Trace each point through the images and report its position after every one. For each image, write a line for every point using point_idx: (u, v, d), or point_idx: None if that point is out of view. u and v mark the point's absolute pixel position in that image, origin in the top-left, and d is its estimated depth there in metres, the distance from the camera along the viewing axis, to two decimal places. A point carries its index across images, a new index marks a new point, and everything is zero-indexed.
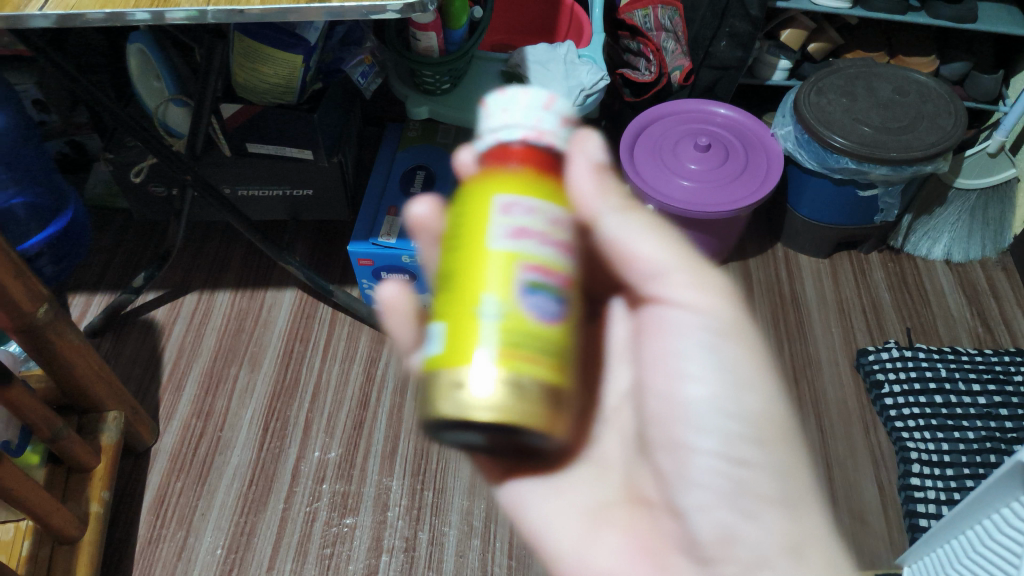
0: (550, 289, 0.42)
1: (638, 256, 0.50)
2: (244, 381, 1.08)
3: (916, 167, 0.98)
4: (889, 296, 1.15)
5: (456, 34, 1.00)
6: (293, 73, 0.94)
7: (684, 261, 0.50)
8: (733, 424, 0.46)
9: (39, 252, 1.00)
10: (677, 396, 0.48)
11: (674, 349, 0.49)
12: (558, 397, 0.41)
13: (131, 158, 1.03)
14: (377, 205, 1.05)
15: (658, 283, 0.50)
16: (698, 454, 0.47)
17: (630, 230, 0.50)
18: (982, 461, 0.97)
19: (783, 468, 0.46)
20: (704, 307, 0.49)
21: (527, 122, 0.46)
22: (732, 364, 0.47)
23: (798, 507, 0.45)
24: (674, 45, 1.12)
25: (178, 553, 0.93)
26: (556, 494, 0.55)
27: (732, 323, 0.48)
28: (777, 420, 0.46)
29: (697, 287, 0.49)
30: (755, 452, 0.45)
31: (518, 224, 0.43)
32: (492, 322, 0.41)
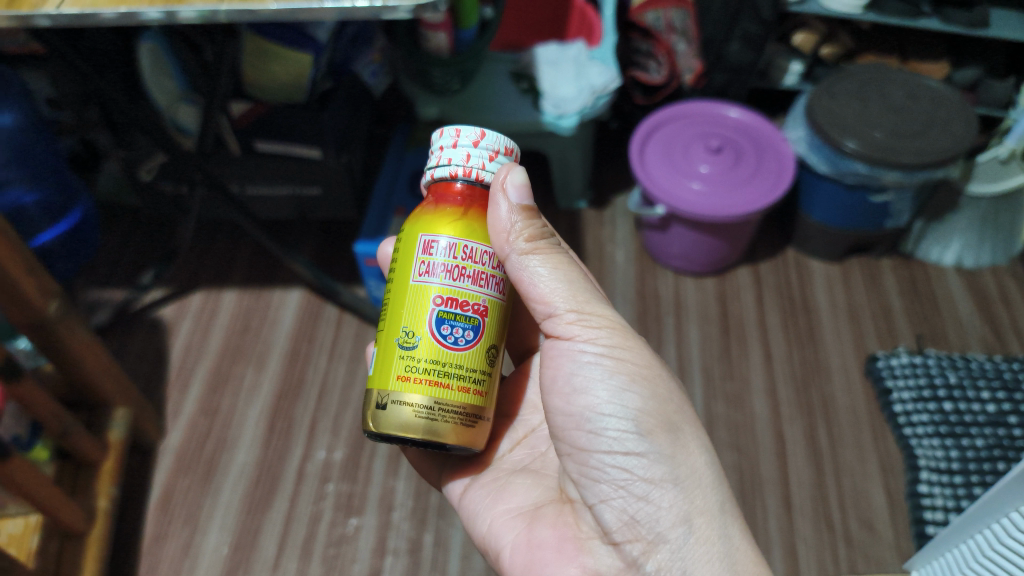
0: (462, 321, 0.50)
1: (539, 292, 0.53)
2: (251, 380, 1.07)
3: (927, 172, 0.97)
4: (899, 302, 1.15)
5: (466, 33, 0.99)
6: (302, 74, 0.94)
7: (578, 295, 0.54)
8: (628, 425, 0.51)
9: (50, 248, 1.00)
10: (585, 407, 0.52)
11: (577, 367, 0.53)
12: (473, 414, 0.51)
13: (142, 155, 1.03)
14: (386, 205, 1.05)
15: (554, 318, 0.54)
16: (594, 455, 0.52)
17: (540, 269, 0.53)
18: (991, 469, 0.96)
19: (669, 455, 0.51)
20: (599, 332, 0.53)
21: (458, 158, 0.50)
22: (624, 379, 0.52)
23: (685, 485, 0.51)
24: (686, 47, 1.17)
25: (183, 552, 0.92)
26: (497, 503, 0.62)
27: (623, 340, 0.54)
28: (666, 413, 0.52)
29: (585, 315, 0.54)
30: (641, 445, 0.51)
31: (434, 265, 0.50)
32: (414, 356, 0.50)
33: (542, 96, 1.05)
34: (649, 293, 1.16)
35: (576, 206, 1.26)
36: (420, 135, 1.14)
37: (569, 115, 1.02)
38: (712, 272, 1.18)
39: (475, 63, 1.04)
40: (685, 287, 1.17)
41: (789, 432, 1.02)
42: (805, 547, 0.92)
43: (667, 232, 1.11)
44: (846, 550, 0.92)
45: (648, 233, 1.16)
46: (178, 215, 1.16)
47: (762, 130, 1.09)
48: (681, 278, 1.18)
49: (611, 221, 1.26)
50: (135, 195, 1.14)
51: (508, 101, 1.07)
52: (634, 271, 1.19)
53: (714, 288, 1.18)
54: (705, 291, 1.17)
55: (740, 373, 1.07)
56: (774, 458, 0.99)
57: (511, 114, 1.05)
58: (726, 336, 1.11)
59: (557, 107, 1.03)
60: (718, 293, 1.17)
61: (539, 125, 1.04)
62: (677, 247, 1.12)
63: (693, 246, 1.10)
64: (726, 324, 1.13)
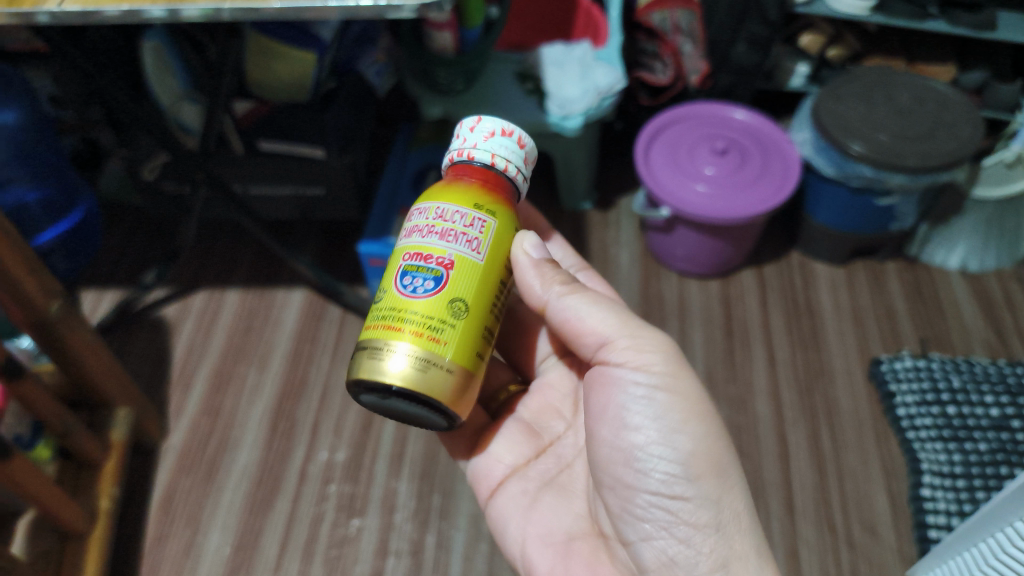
0: (423, 272, 0.50)
1: (587, 326, 0.59)
2: (253, 380, 1.07)
3: (933, 175, 0.96)
4: (903, 305, 1.15)
5: (472, 32, 0.98)
6: (307, 74, 0.93)
7: (627, 324, 0.59)
8: (676, 468, 0.55)
9: (52, 247, 1.00)
10: (635, 447, 0.57)
11: (627, 403, 0.57)
12: (442, 365, 0.48)
13: (144, 154, 1.02)
14: (390, 205, 1.04)
15: (609, 348, 0.59)
16: (640, 493, 0.57)
17: (583, 306, 0.59)
18: (994, 473, 0.95)
19: (714, 500, 0.55)
20: (653, 368, 0.57)
21: (457, 142, 0.55)
22: (675, 423, 0.56)
23: (727, 530, 0.55)
24: (691, 49, 1.14)
25: (185, 552, 0.92)
26: (531, 515, 0.66)
27: (674, 380, 0.57)
28: (715, 458, 0.55)
29: (638, 349, 0.57)
30: (687, 489, 0.55)
31: (416, 229, 0.53)
32: (387, 308, 0.50)
33: (547, 97, 1.05)
34: (653, 295, 1.16)
35: (581, 207, 1.26)
36: (424, 135, 1.13)
37: (574, 116, 1.02)
38: (716, 274, 1.17)
39: (479, 63, 1.03)
40: (689, 289, 1.17)
41: (793, 435, 1.01)
42: (807, 550, 0.92)
43: (672, 233, 1.10)
44: (849, 554, 0.91)
45: (652, 235, 1.16)
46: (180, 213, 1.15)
47: (768, 132, 1.09)
48: (685, 280, 1.18)
49: (616, 222, 1.25)
50: (138, 194, 1.14)
51: (513, 101, 1.07)
52: (638, 273, 1.19)
53: (718, 290, 1.17)
54: (709, 293, 1.17)
55: (743, 376, 1.07)
56: (777, 461, 0.99)
57: (515, 114, 1.04)
58: (730, 339, 1.11)
59: (562, 108, 1.02)
60: (723, 296, 1.16)
61: (543, 125, 1.04)
62: (682, 249, 1.12)
63: (697, 248, 1.10)
64: (730, 327, 1.13)
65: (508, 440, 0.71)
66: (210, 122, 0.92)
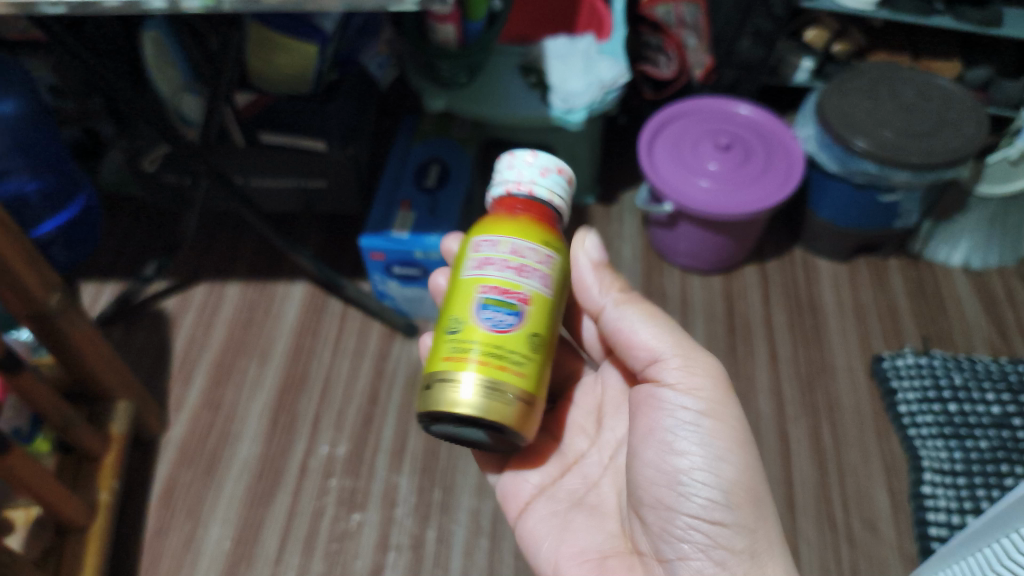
0: (503, 307, 0.51)
1: (642, 343, 0.59)
2: (254, 374, 1.07)
3: (938, 173, 0.96)
4: (905, 302, 1.15)
5: (474, 25, 0.97)
6: (308, 66, 0.94)
7: (684, 346, 0.58)
8: (717, 495, 0.55)
9: (52, 238, 0.99)
10: (680, 470, 0.56)
11: (674, 428, 0.57)
12: (521, 399, 0.51)
13: (144, 145, 1.01)
14: (391, 199, 1.04)
15: (660, 364, 0.58)
16: (680, 515, 0.56)
17: (636, 320, 0.59)
18: (995, 471, 0.95)
19: (750, 529, 0.55)
20: (700, 393, 0.57)
21: (512, 177, 0.56)
22: (719, 450, 0.56)
23: (761, 557, 0.55)
24: (695, 41, 1.17)
25: (185, 545, 0.92)
26: (564, 536, 0.64)
27: (722, 408, 0.56)
28: (754, 486, 0.55)
29: (689, 373, 0.57)
30: (726, 516, 0.55)
31: (492, 260, 0.52)
32: (462, 342, 0.51)
33: (550, 90, 1.04)
34: (655, 290, 1.16)
35: (583, 201, 1.26)
36: (426, 128, 1.13)
37: (578, 110, 1.01)
38: (719, 270, 1.17)
39: (483, 55, 1.02)
40: (691, 285, 1.17)
41: (794, 432, 1.01)
42: (808, 546, 0.92)
43: (675, 229, 1.10)
44: (849, 550, 0.91)
45: (654, 230, 1.16)
46: (180, 205, 1.15)
47: (773, 127, 1.08)
48: (688, 275, 1.18)
49: (618, 216, 1.25)
50: (137, 185, 1.13)
51: (515, 94, 1.06)
52: (640, 268, 1.19)
53: (720, 285, 1.17)
54: (712, 289, 1.16)
55: (745, 372, 1.07)
56: (777, 457, 0.99)
57: (517, 108, 1.04)
58: (731, 335, 1.11)
59: (565, 103, 1.02)
60: (725, 292, 1.16)
61: (546, 119, 1.03)
62: (685, 245, 1.12)
63: (700, 244, 1.10)
64: (732, 322, 1.12)
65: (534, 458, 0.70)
66: (211, 114, 0.91)
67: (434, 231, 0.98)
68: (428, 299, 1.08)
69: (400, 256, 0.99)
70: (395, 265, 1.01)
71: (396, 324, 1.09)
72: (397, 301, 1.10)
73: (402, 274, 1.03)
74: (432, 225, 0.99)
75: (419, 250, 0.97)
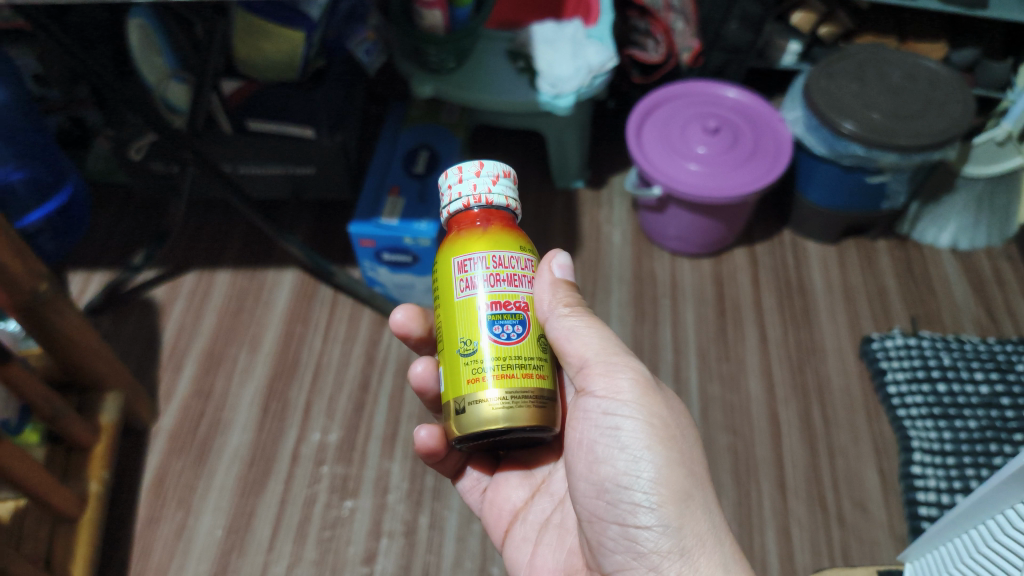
0: (509, 318, 0.52)
1: (575, 350, 0.55)
2: (244, 362, 1.06)
3: (925, 154, 0.96)
4: (894, 284, 1.15)
5: (461, 12, 0.97)
6: (295, 51, 0.93)
7: (608, 349, 0.56)
8: (643, 497, 0.54)
9: (38, 228, 1.00)
10: (606, 477, 0.56)
11: (601, 437, 0.56)
12: (543, 396, 0.52)
13: (132, 134, 1.01)
14: (380, 185, 1.04)
15: (585, 370, 0.56)
16: (610, 525, 0.56)
17: (578, 330, 0.55)
18: (983, 451, 0.96)
19: (676, 528, 0.53)
20: (623, 394, 0.56)
21: (467, 190, 0.54)
22: (643, 453, 0.54)
23: (691, 555, 0.52)
24: (683, 26, 1.12)
25: (177, 534, 0.92)
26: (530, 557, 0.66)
27: (644, 407, 0.55)
28: (681, 484, 0.53)
29: (610, 377, 0.56)
30: (651, 518, 0.53)
31: (471, 281, 0.52)
32: (477, 362, 0.51)
33: (538, 75, 1.04)
34: (645, 274, 1.16)
35: (573, 185, 1.26)
36: (414, 115, 1.12)
37: (567, 94, 1.01)
38: (709, 253, 1.17)
39: (471, 41, 1.02)
40: (681, 268, 1.17)
41: (785, 414, 1.02)
42: (799, 528, 0.92)
43: (664, 213, 1.10)
44: (840, 531, 0.92)
45: (644, 214, 1.16)
46: (169, 193, 1.14)
47: (760, 110, 1.09)
48: (678, 259, 1.18)
49: (608, 201, 1.25)
50: (125, 173, 1.12)
51: (503, 79, 1.06)
52: (630, 252, 1.19)
53: (710, 269, 1.17)
54: (702, 272, 1.17)
55: (736, 355, 1.07)
56: (768, 439, 0.99)
57: (506, 93, 1.04)
58: (722, 318, 1.11)
59: (553, 87, 1.02)
60: (715, 275, 1.16)
61: (534, 104, 1.04)
62: (674, 229, 1.12)
63: (689, 228, 1.10)
64: (722, 306, 1.13)
65: (506, 481, 0.71)
66: (198, 100, 0.90)
67: (424, 218, 0.98)
68: (418, 286, 1.08)
69: (391, 243, 0.99)
70: (386, 251, 1.01)
71: (387, 312, 1.09)
72: (387, 287, 1.10)
73: (393, 260, 1.03)
74: (421, 211, 0.99)
75: (409, 236, 0.97)
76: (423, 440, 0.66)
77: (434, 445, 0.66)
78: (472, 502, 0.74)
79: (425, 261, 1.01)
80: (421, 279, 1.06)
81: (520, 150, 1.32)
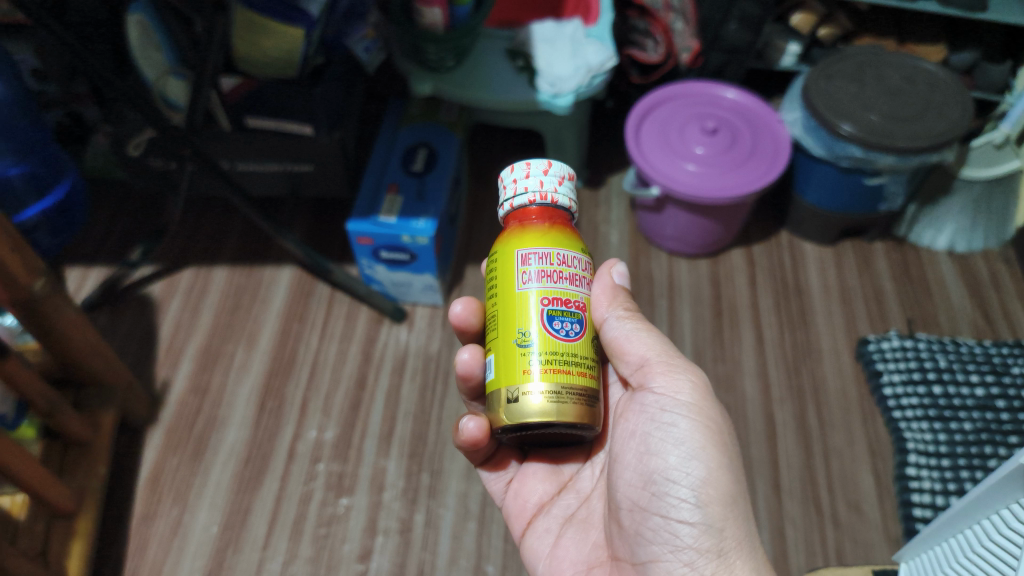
0: (568, 316, 0.54)
1: (635, 349, 0.58)
2: (241, 358, 1.06)
3: (923, 157, 0.97)
4: (891, 286, 1.15)
5: (461, 10, 0.97)
6: (295, 48, 0.94)
7: (667, 352, 0.59)
8: (689, 493, 0.55)
9: (36, 223, 1.00)
10: (656, 470, 0.56)
11: (655, 430, 0.58)
12: (591, 395, 0.53)
13: (130, 130, 1.01)
14: (378, 183, 1.03)
15: (645, 368, 0.59)
16: (652, 516, 0.56)
17: (635, 332, 0.58)
18: (978, 453, 0.96)
19: (718, 528, 0.54)
20: (681, 394, 0.57)
21: (534, 186, 0.55)
22: (695, 452, 0.56)
23: (728, 556, 0.53)
24: (682, 26, 1.12)
25: (173, 531, 0.92)
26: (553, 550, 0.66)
27: (701, 411, 0.57)
28: (728, 487, 0.55)
29: (671, 375, 0.58)
30: (695, 514, 0.54)
31: (532, 276, 0.53)
32: (534, 354, 0.52)
33: (537, 74, 1.04)
34: (643, 274, 1.16)
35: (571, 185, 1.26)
36: (413, 113, 1.12)
37: (565, 94, 1.01)
38: (706, 253, 1.18)
39: (470, 39, 1.02)
40: (678, 268, 1.17)
41: (780, 414, 1.02)
42: (793, 529, 0.92)
43: (662, 213, 1.10)
44: (834, 532, 0.92)
45: (641, 214, 1.16)
46: (168, 189, 1.14)
47: (759, 112, 1.09)
48: (675, 260, 1.18)
49: (606, 200, 1.25)
50: (123, 169, 1.12)
51: (502, 78, 1.06)
52: (628, 252, 1.19)
53: (707, 269, 1.17)
54: (699, 273, 1.17)
55: (732, 355, 1.07)
56: (764, 440, 1.00)
57: (504, 92, 1.04)
58: (718, 319, 1.11)
59: (553, 86, 1.02)
60: (711, 276, 1.17)
61: (533, 103, 1.04)
62: (671, 229, 1.12)
63: (686, 228, 1.10)
64: (719, 307, 1.13)
65: (532, 474, 0.72)
66: (195, 97, 0.90)
67: (421, 217, 0.98)
68: (415, 285, 1.08)
69: (388, 241, 0.99)
70: (383, 250, 1.01)
71: (384, 310, 1.09)
72: (385, 285, 1.09)
73: (390, 259, 1.03)
74: (419, 209, 0.99)
75: (406, 235, 0.97)
76: (471, 431, 0.60)
77: (481, 435, 0.61)
78: (496, 492, 0.74)
79: (423, 260, 1.01)
80: (418, 278, 1.06)
81: (518, 149, 1.32)
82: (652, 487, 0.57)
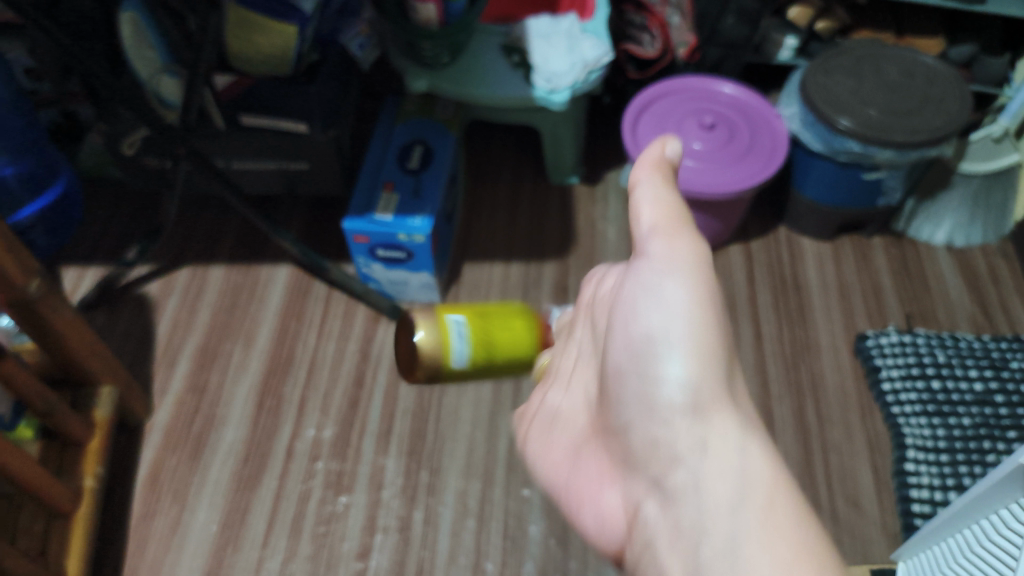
0: None
1: (649, 203, 0.56)
2: (239, 357, 1.06)
3: (921, 151, 0.96)
4: (889, 281, 1.15)
5: (456, 5, 0.96)
6: (288, 45, 0.92)
7: (678, 211, 0.55)
8: (672, 356, 0.50)
9: (31, 222, 1.00)
10: (643, 319, 0.54)
11: (647, 285, 0.54)
12: None
13: (124, 128, 1.00)
14: (374, 180, 1.03)
15: (650, 232, 0.55)
16: (638, 381, 0.53)
17: (653, 193, 0.56)
18: (977, 448, 0.96)
19: (700, 398, 0.49)
20: (676, 249, 0.53)
21: None
22: (687, 350, 0.51)
23: (707, 414, 0.48)
24: (680, 21, 1.14)
25: (172, 531, 0.92)
26: (560, 431, 0.65)
27: (701, 272, 0.53)
28: (713, 350, 0.50)
29: (671, 240, 0.54)
30: (674, 369, 0.50)
31: None
32: None
33: (534, 70, 1.03)
34: None
35: (568, 181, 1.26)
36: (409, 109, 1.12)
37: (562, 90, 1.01)
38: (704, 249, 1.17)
39: (465, 35, 1.01)
40: None
41: (778, 410, 1.02)
42: None
43: None
44: (833, 528, 0.92)
45: None
46: (163, 188, 1.14)
47: (756, 106, 1.08)
48: None
49: (603, 196, 1.25)
50: (118, 167, 1.11)
51: (498, 74, 1.05)
52: (625, 248, 1.18)
53: None
54: None
55: None
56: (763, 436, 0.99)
57: (500, 88, 1.03)
58: None
59: (549, 82, 1.02)
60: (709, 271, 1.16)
61: (530, 99, 1.03)
62: None
63: None
64: None
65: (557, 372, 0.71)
66: (189, 96, 0.90)
67: (418, 214, 0.98)
68: (413, 282, 1.07)
69: (385, 239, 0.99)
70: (380, 248, 1.01)
71: (382, 307, 1.09)
72: (382, 283, 1.09)
73: (387, 256, 1.02)
74: (416, 207, 0.99)
75: (403, 232, 0.97)
76: None
77: None
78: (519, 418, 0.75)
79: (420, 257, 1.01)
80: (415, 276, 1.05)
81: (514, 145, 1.32)
82: (644, 331, 0.53)
